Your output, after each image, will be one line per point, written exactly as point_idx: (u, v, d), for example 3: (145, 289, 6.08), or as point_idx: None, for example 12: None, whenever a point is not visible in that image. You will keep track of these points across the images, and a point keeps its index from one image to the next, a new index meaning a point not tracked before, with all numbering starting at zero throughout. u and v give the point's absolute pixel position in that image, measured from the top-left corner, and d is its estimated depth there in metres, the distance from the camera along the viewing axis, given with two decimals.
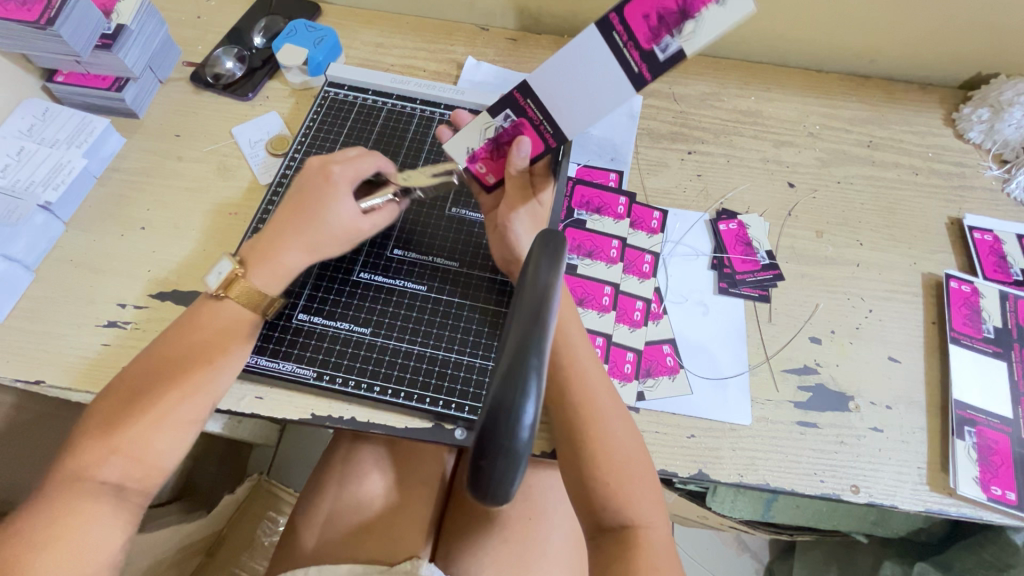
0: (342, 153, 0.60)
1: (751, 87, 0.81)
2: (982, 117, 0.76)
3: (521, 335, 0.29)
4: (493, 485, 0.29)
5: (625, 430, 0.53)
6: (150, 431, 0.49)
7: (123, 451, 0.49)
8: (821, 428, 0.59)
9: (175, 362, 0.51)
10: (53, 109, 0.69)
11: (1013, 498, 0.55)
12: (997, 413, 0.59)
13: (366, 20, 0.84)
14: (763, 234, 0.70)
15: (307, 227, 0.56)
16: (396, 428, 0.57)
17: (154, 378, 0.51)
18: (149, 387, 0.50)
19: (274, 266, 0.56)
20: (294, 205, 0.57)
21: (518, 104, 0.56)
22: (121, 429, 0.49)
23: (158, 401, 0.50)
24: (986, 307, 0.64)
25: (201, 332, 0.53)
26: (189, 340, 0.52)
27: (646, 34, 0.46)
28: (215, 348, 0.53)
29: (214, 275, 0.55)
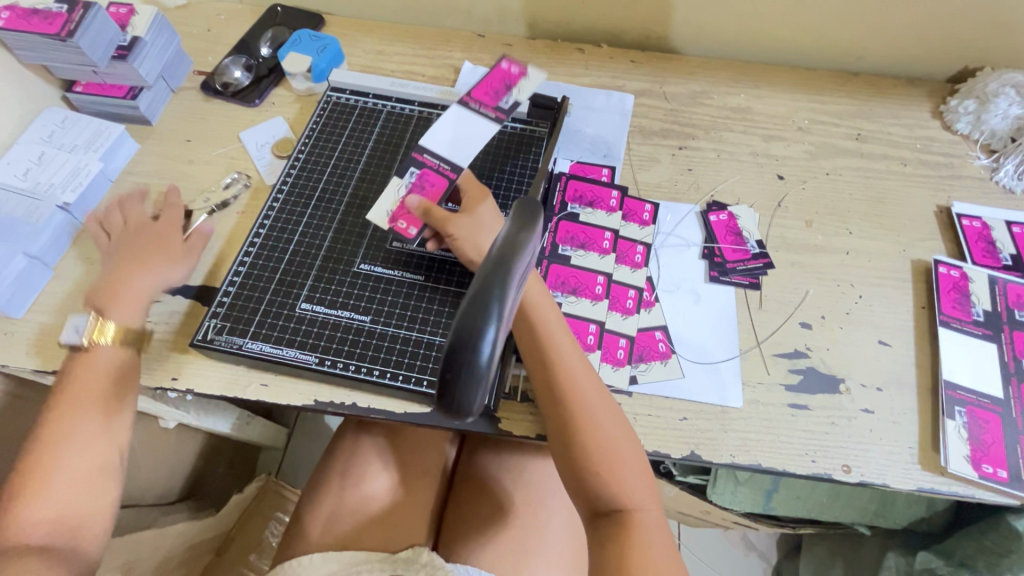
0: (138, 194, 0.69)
1: (740, 85, 0.84)
2: (968, 109, 0.78)
3: (486, 274, 0.34)
4: (456, 396, 0.34)
5: (614, 419, 0.54)
6: (65, 450, 0.55)
7: (55, 477, 0.54)
8: (812, 409, 0.60)
9: (77, 391, 0.57)
10: (71, 117, 0.72)
11: (1004, 475, 0.56)
12: (988, 393, 0.60)
13: (368, 29, 0.88)
14: (752, 224, 0.71)
15: (165, 265, 0.63)
16: (395, 412, 0.59)
17: (63, 404, 0.56)
18: (59, 412, 0.56)
19: (131, 266, 0.62)
20: (162, 224, 0.65)
21: (418, 159, 0.66)
22: (42, 456, 0.54)
23: (71, 415, 0.56)
24: (975, 291, 0.65)
25: (103, 354, 0.58)
26: (91, 367, 0.58)
27: (494, 102, 0.67)
28: (102, 368, 0.58)
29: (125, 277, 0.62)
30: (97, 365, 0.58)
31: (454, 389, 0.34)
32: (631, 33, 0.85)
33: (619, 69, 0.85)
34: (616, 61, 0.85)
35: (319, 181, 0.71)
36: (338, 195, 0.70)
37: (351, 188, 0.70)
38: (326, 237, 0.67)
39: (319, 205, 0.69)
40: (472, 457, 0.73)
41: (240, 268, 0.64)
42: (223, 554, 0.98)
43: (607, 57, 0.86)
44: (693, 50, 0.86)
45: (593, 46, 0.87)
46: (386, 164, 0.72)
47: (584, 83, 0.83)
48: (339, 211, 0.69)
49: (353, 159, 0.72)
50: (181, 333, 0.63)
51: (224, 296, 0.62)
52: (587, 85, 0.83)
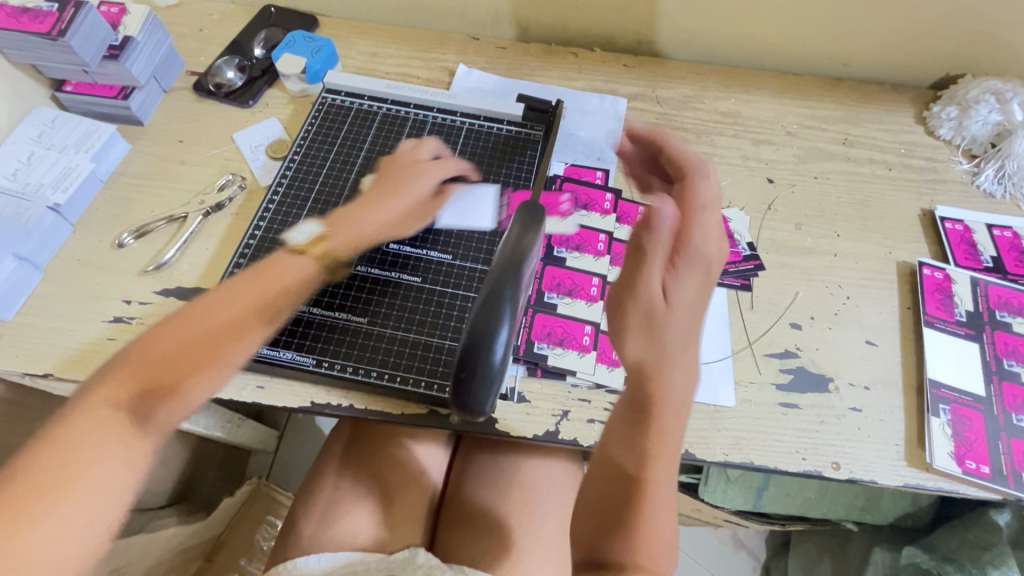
0: (404, 147, 0.70)
1: (731, 90, 0.85)
2: (951, 115, 0.80)
3: (501, 274, 0.40)
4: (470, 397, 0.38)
5: (673, 474, 0.49)
6: (131, 409, 0.44)
7: (80, 457, 0.41)
8: (802, 408, 0.61)
9: (216, 333, 0.50)
10: (61, 117, 0.71)
11: (987, 471, 0.57)
12: (971, 391, 0.61)
13: (361, 31, 0.88)
14: (743, 227, 0.73)
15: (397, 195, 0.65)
16: (392, 414, 0.59)
17: (204, 339, 0.49)
18: (191, 343, 0.48)
19: (352, 230, 0.63)
20: (388, 182, 0.66)
21: None
22: (106, 390, 0.44)
23: (166, 348, 0.47)
24: (958, 292, 0.67)
25: (232, 315, 0.52)
26: (244, 316, 0.53)
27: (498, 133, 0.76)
28: (249, 326, 0.53)
29: (301, 233, 0.64)
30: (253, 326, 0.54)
31: (469, 386, 0.38)
32: (623, 37, 0.86)
33: (612, 73, 0.86)
34: (608, 65, 0.87)
35: (315, 182, 0.71)
36: (333, 196, 0.70)
37: (346, 189, 0.70)
38: None
39: (314, 207, 0.69)
40: (467, 458, 0.73)
41: (236, 269, 0.64)
42: (213, 560, 0.96)
43: (600, 61, 0.87)
44: (684, 55, 0.87)
45: (586, 50, 0.88)
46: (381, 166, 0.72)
47: (577, 87, 0.84)
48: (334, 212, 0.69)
49: (348, 161, 0.72)
50: None
51: None
52: (581, 89, 0.84)
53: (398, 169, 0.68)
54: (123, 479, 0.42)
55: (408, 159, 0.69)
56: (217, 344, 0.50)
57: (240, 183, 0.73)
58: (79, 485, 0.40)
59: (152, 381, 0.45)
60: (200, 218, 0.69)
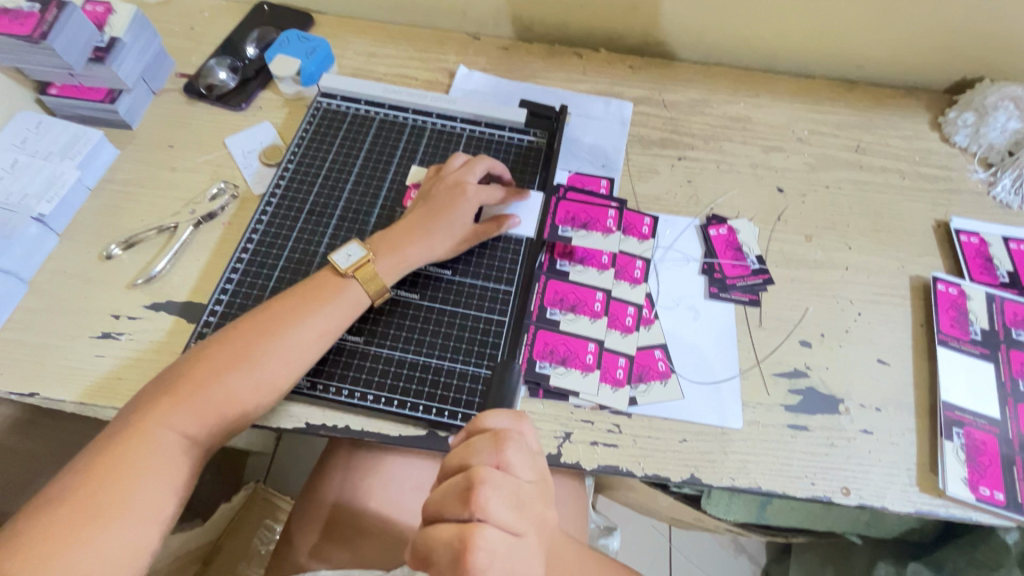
0: (452, 163, 0.66)
1: (740, 93, 0.82)
2: (967, 121, 0.77)
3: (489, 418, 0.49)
4: None
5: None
6: (153, 459, 0.49)
7: (121, 483, 0.47)
8: (812, 430, 0.60)
9: (224, 399, 0.52)
10: (46, 122, 0.69)
11: (1001, 498, 0.56)
12: (985, 414, 0.60)
13: (358, 30, 0.85)
14: (752, 239, 0.70)
15: (435, 223, 0.62)
16: (389, 436, 0.57)
17: (210, 407, 0.51)
18: (199, 411, 0.51)
19: (399, 258, 0.60)
20: (430, 206, 0.63)
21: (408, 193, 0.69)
22: (123, 449, 0.48)
23: (175, 416, 0.50)
24: (973, 309, 0.65)
25: (274, 350, 0.54)
26: (259, 378, 0.53)
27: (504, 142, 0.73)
28: (266, 382, 0.53)
29: (344, 256, 0.59)
30: (279, 376, 0.54)
31: None
32: (629, 38, 0.83)
33: (618, 76, 0.83)
34: (614, 66, 0.84)
35: (310, 193, 0.68)
36: (329, 208, 0.67)
37: (342, 201, 0.68)
38: (317, 252, 0.64)
39: (310, 219, 0.66)
40: None
41: (228, 286, 0.62)
42: (211, 563, 0.94)
43: (606, 63, 0.84)
44: (692, 56, 0.84)
45: (591, 51, 0.85)
46: (379, 177, 0.70)
47: (581, 90, 0.81)
48: (331, 224, 0.66)
49: (345, 169, 0.70)
50: (164, 351, 0.60)
51: (210, 314, 0.60)
52: (585, 92, 0.81)
53: (440, 189, 0.64)
54: (144, 518, 0.47)
55: (451, 179, 0.64)
56: (231, 408, 0.52)
57: (232, 192, 0.70)
58: (105, 523, 0.45)
59: (168, 438, 0.50)
60: (191, 228, 0.67)
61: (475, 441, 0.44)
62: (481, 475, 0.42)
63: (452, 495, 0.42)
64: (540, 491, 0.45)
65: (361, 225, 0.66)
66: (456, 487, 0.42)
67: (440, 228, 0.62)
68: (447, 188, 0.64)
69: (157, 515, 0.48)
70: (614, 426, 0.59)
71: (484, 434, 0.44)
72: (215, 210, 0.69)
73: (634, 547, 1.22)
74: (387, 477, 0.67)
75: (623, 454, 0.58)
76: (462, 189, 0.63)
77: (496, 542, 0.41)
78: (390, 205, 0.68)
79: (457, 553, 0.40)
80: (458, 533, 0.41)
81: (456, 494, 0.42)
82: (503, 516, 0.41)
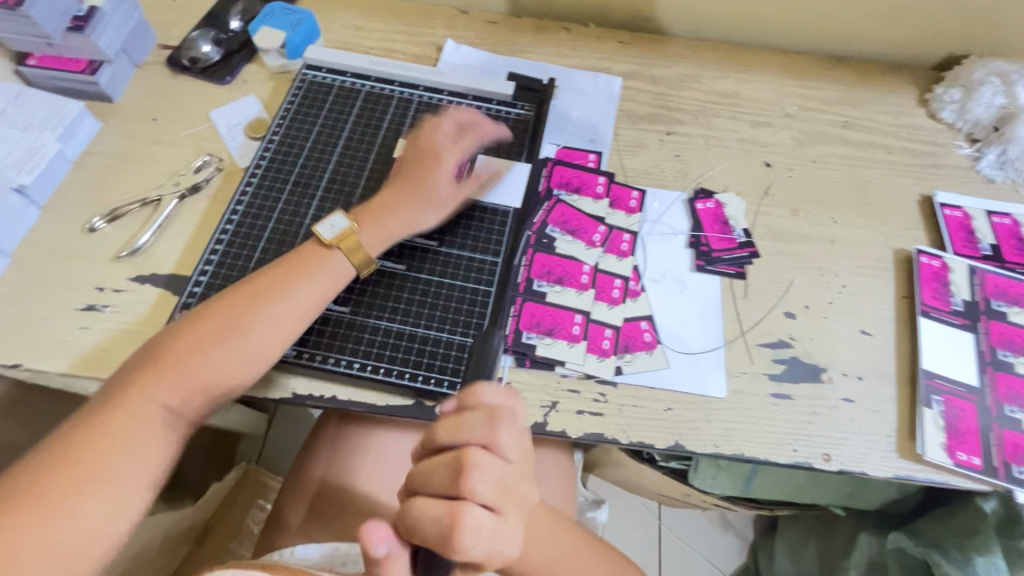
0: (426, 133, 0.67)
1: (729, 69, 0.82)
2: (954, 97, 0.78)
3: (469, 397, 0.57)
4: None
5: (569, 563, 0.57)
6: (135, 430, 0.49)
7: (106, 452, 0.47)
8: (795, 399, 0.60)
9: (208, 370, 0.52)
10: (25, 93, 0.68)
11: (978, 463, 0.57)
12: (965, 382, 0.61)
13: (345, 3, 0.84)
14: (739, 212, 0.71)
15: (414, 192, 0.63)
16: (376, 404, 0.58)
17: (193, 380, 0.51)
18: (181, 384, 0.51)
19: (381, 229, 0.61)
20: (408, 175, 0.64)
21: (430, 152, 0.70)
22: (106, 419, 0.49)
23: (158, 387, 0.50)
24: (955, 280, 0.66)
25: (257, 325, 0.53)
26: (243, 349, 0.53)
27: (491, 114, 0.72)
28: (251, 355, 0.53)
29: (328, 227, 0.59)
30: (263, 349, 0.54)
31: None
32: (619, 12, 0.82)
33: (607, 51, 0.82)
34: (603, 41, 0.83)
35: (294, 164, 0.68)
36: (314, 179, 0.67)
37: (328, 172, 0.68)
38: (303, 223, 0.64)
39: (295, 190, 0.66)
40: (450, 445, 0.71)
41: (212, 257, 0.61)
42: (202, 543, 0.95)
43: (595, 37, 0.83)
44: (681, 32, 0.84)
45: (580, 26, 0.84)
46: (365, 148, 0.69)
47: (570, 65, 0.81)
48: (316, 196, 0.66)
49: (331, 141, 0.69)
50: (150, 323, 0.60)
51: (195, 285, 0.60)
52: (574, 66, 0.81)
53: (415, 158, 0.65)
54: (128, 487, 0.47)
55: (426, 147, 0.66)
56: (213, 380, 0.52)
57: (217, 165, 0.69)
58: (87, 493, 0.46)
59: (151, 410, 0.50)
60: (175, 202, 0.67)
61: (467, 417, 0.43)
62: (470, 456, 0.42)
63: (441, 472, 0.42)
64: (522, 473, 0.44)
65: (347, 196, 0.66)
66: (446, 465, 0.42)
67: (421, 197, 0.63)
68: (427, 158, 0.65)
69: (142, 484, 0.48)
70: (600, 395, 0.60)
71: (478, 411, 0.43)
72: (197, 185, 0.68)
73: (623, 523, 1.24)
74: (374, 450, 0.67)
75: (609, 423, 0.59)
76: (440, 158, 0.65)
77: (481, 521, 0.41)
78: (376, 175, 0.68)
79: (443, 530, 0.40)
80: (446, 510, 0.41)
81: (446, 472, 0.42)
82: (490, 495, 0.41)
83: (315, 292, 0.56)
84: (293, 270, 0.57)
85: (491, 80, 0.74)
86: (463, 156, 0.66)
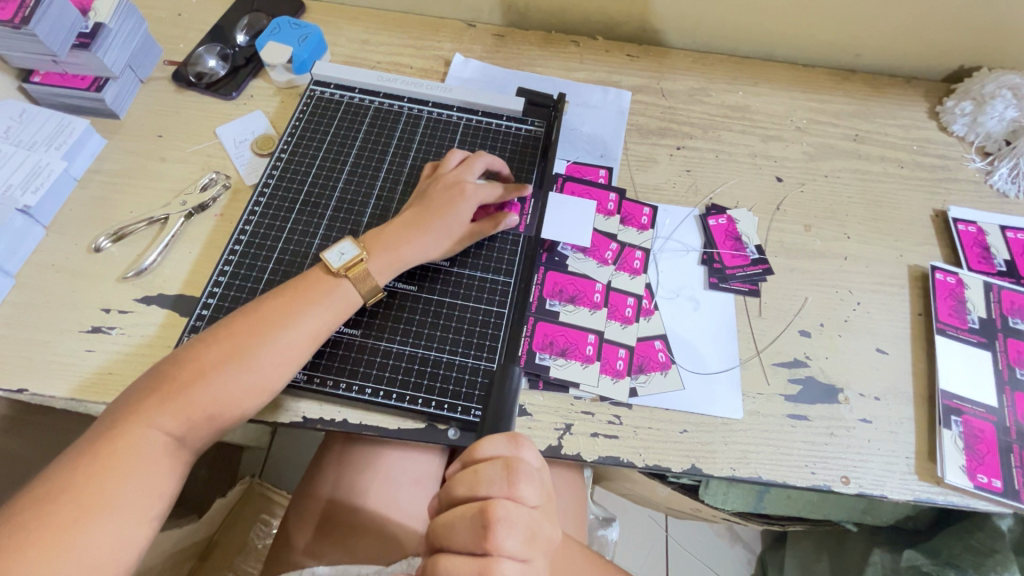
0: (449, 161, 0.65)
1: (738, 82, 0.82)
2: (965, 110, 0.77)
3: None
4: None
5: None
6: (139, 461, 0.48)
7: (110, 480, 0.46)
8: (812, 420, 0.60)
9: (209, 400, 0.51)
10: (30, 111, 0.67)
11: (999, 485, 0.56)
12: (984, 402, 0.60)
13: (351, 17, 0.83)
14: (752, 228, 0.70)
15: (432, 223, 0.60)
16: (389, 429, 0.57)
17: (196, 408, 0.50)
18: (184, 412, 0.50)
19: (393, 257, 0.59)
20: (428, 205, 0.61)
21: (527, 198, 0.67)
22: (109, 448, 0.48)
23: (162, 415, 0.49)
24: (971, 297, 0.65)
25: (263, 354, 0.52)
26: (247, 379, 0.52)
27: (500, 128, 0.72)
28: (256, 384, 0.52)
29: (337, 254, 0.58)
30: (269, 378, 0.53)
31: None
32: (627, 25, 0.82)
33: (615, 64, 0.82)
34: (612, 55, 0.83)
35: (304, 182, 0.67)
36: (324, 197, 0.66)
37: (338, 190, 0.67)
38: (312, 243, 0.63)
39: (304, 209, 0.65)
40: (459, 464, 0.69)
41: (220, 278, 0.60)
42: (208, 559, 0.93)
43: (603, 51, 0.83)
44: (690, 45, 0.83)
45: (588, 39, 0.84)
46: (375, 165, 0.69)
47: (579, 79, 0.80)
48: (326, 215, 0.65)
49: (340, 158, 0.69)
50: (157, 345, 0.59)
51: (203, 308, 0.59)
52: (583, 80, 0.80)
53: (437, 189, 0.62)
54: (133, 518, 0.47)
55: (450, 179, 0.63)
56: (217, 409, 0.51)
57: (224, 183, 0.69)
58: (90, 523, 0.45)
59: (151, 439, 0.49)
60: (182, 220, 0.66)
61: (485, 469, 0.42)
62: (496, 511, 0.40)
63: (465, 527, 0.41)
64: (545, 513, 0.44)
65: (357, 215, 0.65)
66: (470, 520, 0.41)
67: (432, 226, 0.60)
68: (446, 188, 0.62)
69: (146, 516, 0.47)
70: (615, 417, 0.59)
71: (494, 463, 0.42)
72: (204, 204, 0.67)
73: (631, 536, 1.22)
74: (384, 470, 0.66)
75: (624, 446, 0.58)
76: (464, 189, 0.62)
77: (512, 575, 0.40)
78: (386, 193, 0.67)
79: None
80: (476, 566, 0.40)
81: (470, 528, 0.41)
82: (519, 546, 0.41)
83: (320, 319, 0.55)
84: (302, 296, 0.55)
85: (499, 95, 0.74)
86: (489, 188, 0.63)
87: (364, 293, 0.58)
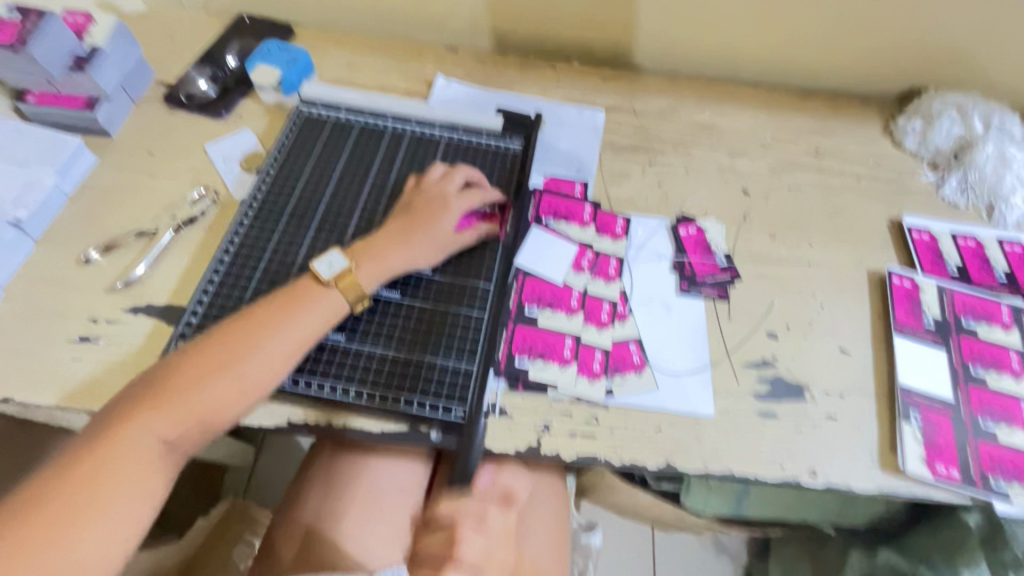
0: (431, 175, 0.68)
1: (705, 102, 0.87)
2: (916, 127, 0.83)
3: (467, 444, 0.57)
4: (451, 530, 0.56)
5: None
6: (127, 464, 0.49)
7: (99, 483, 0.47)
8: (780, 417, 0.62)
9: (201, 405, 0.52)
10: (24, 129, 0.69)
11: (957, 475, 0.59)
12: (940, 397, 0.63)
13: (338, 42, 0.87)
14: (720, 237, 0.74)
15: (418, 232, 0.63)
16: (371, 431, 0.59)
17: (187, 414, 0.52)
18: (175, 417, 0.51)
19: (379, 266, 0.61)
20: (413, 215, 0.64)
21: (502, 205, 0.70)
22: (98, 452, 0.48)
23: (153, 421, 0.50)
24: (926, 300, 0.69)
25: (253, 360, 0.54)
26: (238, 384, 0.53)
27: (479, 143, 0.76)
28: (246, 389, 0.54)
29: (326, 265, 0.60)
30: (259, 383, 0.54)
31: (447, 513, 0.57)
32: (600, 49, 0.87)
33: (590, 85, 0.87)
34: (587, 76, 0.87)
35: (291, 196, 0.69)
36: (311, 209, 0.69)
37: (324, 202, 0.70)
38: (299, 252, 0.66)
39: (292, 221, 0.68)
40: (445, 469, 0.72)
41: (208, 287, 0.62)
42: None
43: (579, 73, 0.88)
44: (660, 67, 0.89)
45: (564, 62, 0.89)
46: (360, 179, 0.72)
47: (556, 99, 0.85)
48: (312, 226, 0.68)
49: (326, 172, 0.72)
50: (145, 353, 0.60)
51: (191, 316, 0.60)
52: (559, 100, 0.85)
53: (421, 201, 0.66)
54: (122, 519, 0.47)
55: (433, 191, 0.66)
56: (208, 415, 0.52)
57: (213, 198, 0.71)
58: (78, 523, 0.45)
59: (143, 444, 0.50)
60: (171, 233, 0.68)
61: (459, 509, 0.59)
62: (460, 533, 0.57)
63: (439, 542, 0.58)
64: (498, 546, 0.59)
65: (343, 225, 0.68)
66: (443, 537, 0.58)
67: (418, 235, 0.63)
68: (430, 200, 0.66)
69: (133, 517, 0.48)
70: (592, 417, 0.61)
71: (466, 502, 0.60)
72: (194, 218, 0.69)
73: (618, 549, 1.22)
74: (369, 477, 0.68)
75: (600, 444, 0.60)
76: (447, 201, 0.65)
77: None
78: (371, 204, 0.70)
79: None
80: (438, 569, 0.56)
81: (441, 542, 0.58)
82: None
83: (309, 325, 0.57)
84: (291, 304, 0.57)
85: (478, 113, 0.78)
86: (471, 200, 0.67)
87: (351, 301, 0.60)
